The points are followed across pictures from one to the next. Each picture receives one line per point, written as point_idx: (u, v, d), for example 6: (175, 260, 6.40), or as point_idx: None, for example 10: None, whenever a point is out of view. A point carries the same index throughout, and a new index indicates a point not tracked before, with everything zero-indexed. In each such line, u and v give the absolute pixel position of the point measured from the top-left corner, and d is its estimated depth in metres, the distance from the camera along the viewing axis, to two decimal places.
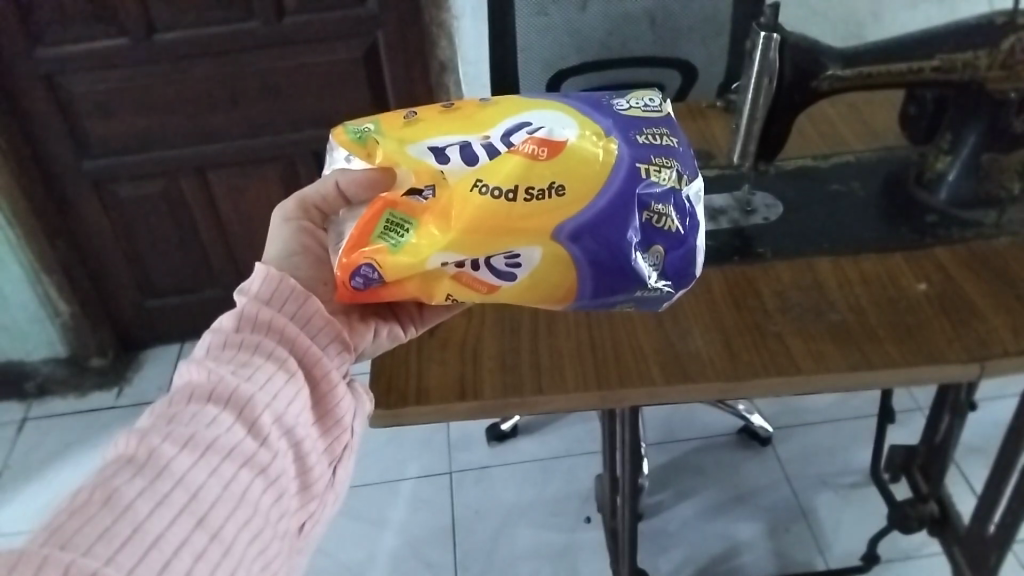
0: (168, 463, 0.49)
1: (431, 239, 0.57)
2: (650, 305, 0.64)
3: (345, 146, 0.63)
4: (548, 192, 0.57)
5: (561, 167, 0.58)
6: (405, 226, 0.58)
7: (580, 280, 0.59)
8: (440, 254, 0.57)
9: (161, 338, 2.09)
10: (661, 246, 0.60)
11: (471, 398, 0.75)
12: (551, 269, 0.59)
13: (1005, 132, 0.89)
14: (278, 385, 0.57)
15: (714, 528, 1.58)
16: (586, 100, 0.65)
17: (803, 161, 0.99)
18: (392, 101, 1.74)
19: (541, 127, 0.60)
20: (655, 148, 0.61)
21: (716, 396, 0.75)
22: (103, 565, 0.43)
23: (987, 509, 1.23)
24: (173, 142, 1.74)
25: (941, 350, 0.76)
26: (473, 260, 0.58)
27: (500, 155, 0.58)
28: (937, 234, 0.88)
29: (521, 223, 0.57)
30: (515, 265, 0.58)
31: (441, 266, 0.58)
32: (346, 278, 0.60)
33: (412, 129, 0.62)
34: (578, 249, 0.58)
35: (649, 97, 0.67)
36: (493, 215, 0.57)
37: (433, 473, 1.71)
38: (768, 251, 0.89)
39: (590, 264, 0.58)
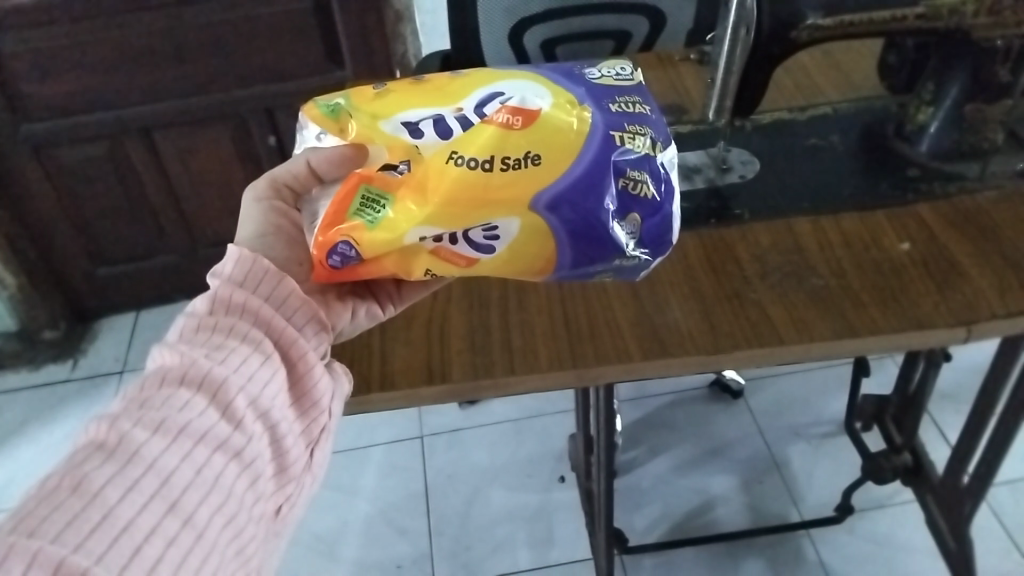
0: (140, 448, 0.45)
1: (408, 214, 0.52)
2: (628, 274, 0.60)
3: (317, 123, 0.58)
4: (524, 162, 0.53)
5: (537, 137, 0.53)
6: (381, 202, 0.53)
7: (560, 250, 0.55)
8: (419, 230, 0.52)
9: (116, 307, 2.02)
10: (637, 214, 0.56)
11: (440, 381, 0.70)
12: (529, 242, 0.54)
13: (990, 82, 0.85)
14: (253, 367, 0.52)
15: (687, 483, 1.57)
16: (557, 69, 0.60)
17: (779, 113, 0.95)
18: (347, 54, 1.66)
19: (513, 97, 0.55)
20: (629, 115, 0.57)
21: (696, 369, 0.72)
22: (71, 553, 0.39)
23: (961, 461, 1.23)
24: (115, 103, 1.65)
25: (926, 314, 0.73)
26: (451, 234, 0.53)
27: (474, 126, 0.53)
28: (919, 188, 0.85)
29: (498, 195, 0.52)
30: (493, 238, 0.54)
31: (419, 241, 0.53)
32: (322, 255, 0.55)
33: (386, 105, 0.57)
34: (556, 219, 0.53)
35: (621, 66, 0.62)
36: (470, 187, 0.52)
37: (404, 437, 1.68)
38: (746, 212, 0.85)
39: (569, 233, 0.54)
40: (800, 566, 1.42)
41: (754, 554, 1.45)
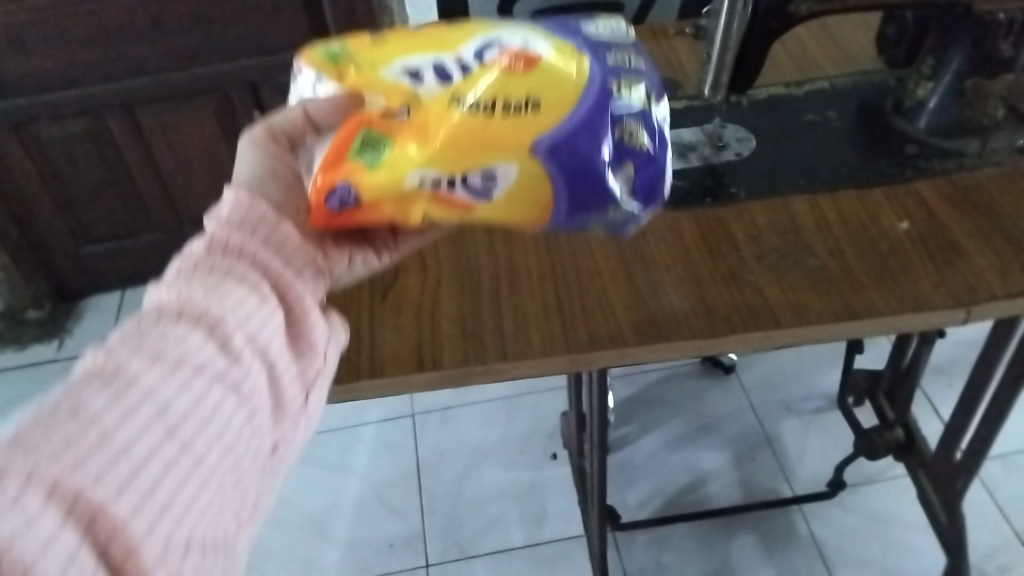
0: (138, 374, 0.42)
1: (407, 156, 0.51)
2: (619, 229, 0.58)
3: (314, 69, 0.58)
4: (524, 107, 0.51)
5: (538, 82, 0.52)
6: (380, 144, 0.52)
7: (556, 197, 0.52)
8: (419, 171, 0.50)
9: (101, 285, 1.99)
10: (631, 166, 0.54)
11: (431, 368, 0.69)
12: (527, 188, 0.51)
13: (992, 55, 0.84)
14: (256, 301, 0.48)
15: (680, 459, 1.57)
16: (554, 24, 0.60)
17: (775, 87, 0.92)
18: (332, 27, 1.63)
19: (513, 45, 0.54)
20: (626, 68, 0.56)
21: (692, 353, 0.71)
22: (66, 475, 0.37)
23: (954, 436, 1.23)
24: (95, 78, 1.61)
25: (925, 295, 0.72)
26: (450, 178, 0.51)
27: (475, 72, 0.53)
28: (918, 165, 0.84)
29: (499, 138, 0.50)
30: (491, 182, 0.51)
31: (418, 186, 0.51)
32: (321, 200, 0.53)
33: (387, 55, 0.57)
34: (555, 166, 0.51)
35: (616, 23, 0.61)
36: (470, 130, 0.50)
37: (395, 416, 1.66)
38: (742, 191, 0.83)
39: (568, 179, 0.51)
40: (792, 541, 1.43)
41: (747, 530, 1.45)
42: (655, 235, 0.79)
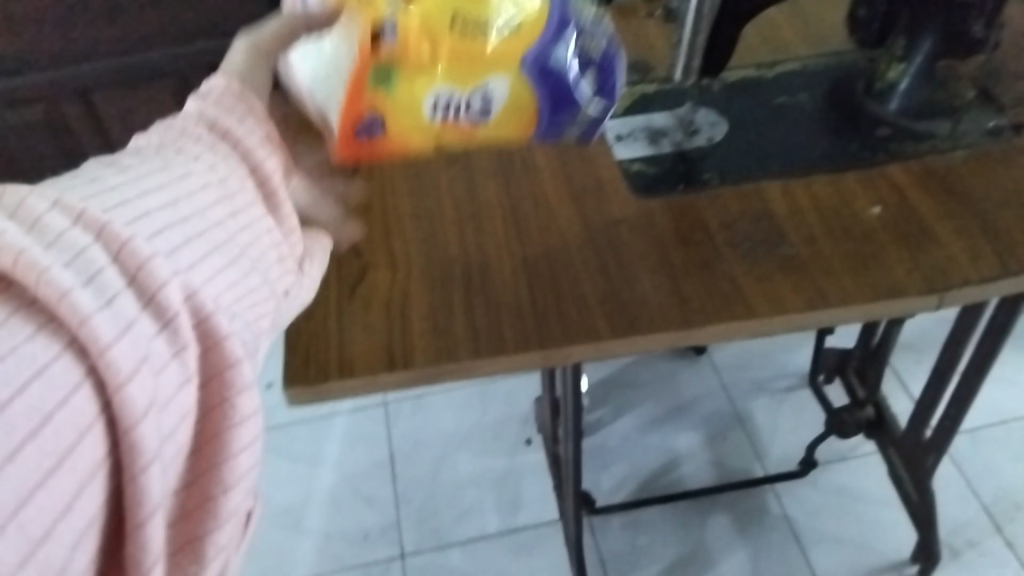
0: (106, 224, 0.40)
1: (421, 86, 0.67)
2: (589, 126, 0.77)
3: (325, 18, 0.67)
4: (505, 32, 0.65)
5: (510, 4, 0.65)
6: (392, 73, 0.66)
7: (539, 115, 0.71)
8: (434, 96, 0.68)
9: None
10: (591, 75, 0.72)
11: (401, 367, 0.67)
12: (516, 107, 0.70)
13: (964, 36, 0.83)
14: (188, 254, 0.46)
15: (653, 441, 1.57)
16: None
17: (747, 70, 0.91)
18: None
19: None
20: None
21: (667, 344, 0.70)
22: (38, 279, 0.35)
23: (924, 415, 1.24)
24: (47, 63, 1.56)
25: (899, 282, 0.71)
26: (458, 102, 0.69)
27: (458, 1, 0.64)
28: (890, 149, 0.83)
29: (492, 64, 0.66)
30: (487, 105, 0.69)
31: (432, 107, 0.69)
32: (350, 127, 0.69)
33: (411, 69, 0.66)
34: (537, 85, 0.69)
35: None
36: (468, 63, 0.66)
37: (367, 404, 1.64)
38: (715, 177, 0.82)
39: (547, 101, 0.70)
40: (766, 520, 1.44)
41: (721, 511, 1.46)
42: (628, 224, 0.78)
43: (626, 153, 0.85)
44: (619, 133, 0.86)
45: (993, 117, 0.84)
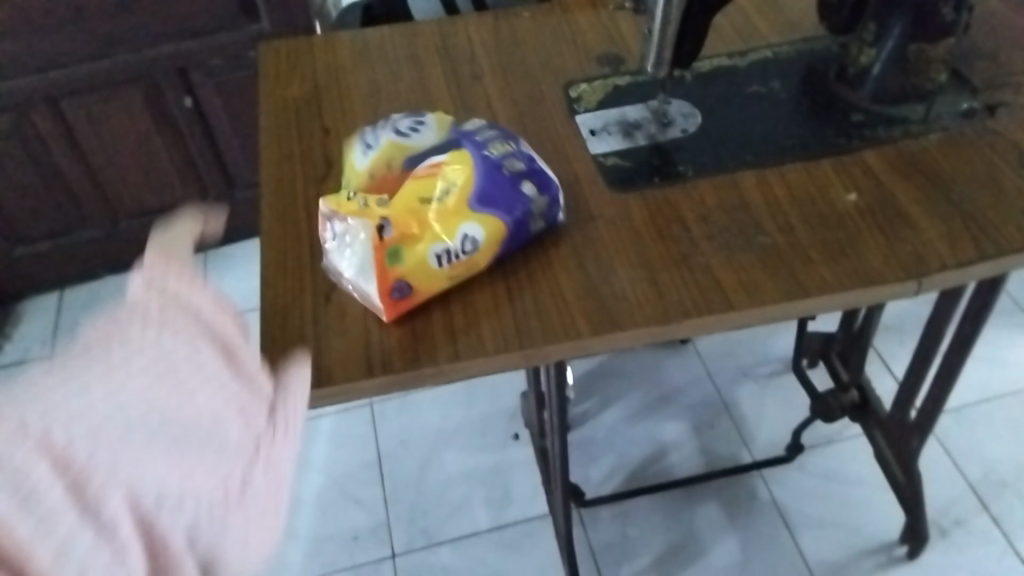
0: (77, 465, 0.42)
1: (417, 247, 0.68)
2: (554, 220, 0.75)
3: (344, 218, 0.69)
4: (449, 189, 0.69)
5: (451, 172, 0.70)
6: (395, 252, 0.68)
7: (508, 240, 0.72)
8: (433, 248, 0.68)
9: (38, 287, 1.89)
10: (533, 187, 0.73)
11: (379, 373, 0.66)
12: (492, 237, 0.70)
13: (934, 21, 0.80)
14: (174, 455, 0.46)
15: (640, 431, 1.57)
16: (445, 141, 0.75)
17: (718, 59, 0.92)
18: (261, 7, 1.57)
19: (428, 163, 0.72)
20: (493, 138, 0.74)
21: (646, 340, 0.69)
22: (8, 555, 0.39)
23: (907, 397, 1.24)
24: (12, 72, 1.53)
25: (876, 269, 0.71)
26: (453, 249, 0.69)
27: (412, 187, 0.69)
28: (864, 134, 0.83)
29: (455, 213, 0.68)
30: (469, 243, 0.69)
31: (437, 260, 0.68)
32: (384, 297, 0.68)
33: (409, 241, 0.68)
34: (499, 214, 0.70)
35: (469, 123, 0.79)
36: (438, 218, 0.68)
37: (352, 406, 1.63)
38: (690, 169, 0.81)
39: (512, 224, 0.71)
40: (755, 507, 1.44)
41: (710, 499, 1.46)
42: (604, 220, 0.77)
43: (601, 146, 0.84)
44: (593, 127, 0.86)
45: (966, 99, 0.85)
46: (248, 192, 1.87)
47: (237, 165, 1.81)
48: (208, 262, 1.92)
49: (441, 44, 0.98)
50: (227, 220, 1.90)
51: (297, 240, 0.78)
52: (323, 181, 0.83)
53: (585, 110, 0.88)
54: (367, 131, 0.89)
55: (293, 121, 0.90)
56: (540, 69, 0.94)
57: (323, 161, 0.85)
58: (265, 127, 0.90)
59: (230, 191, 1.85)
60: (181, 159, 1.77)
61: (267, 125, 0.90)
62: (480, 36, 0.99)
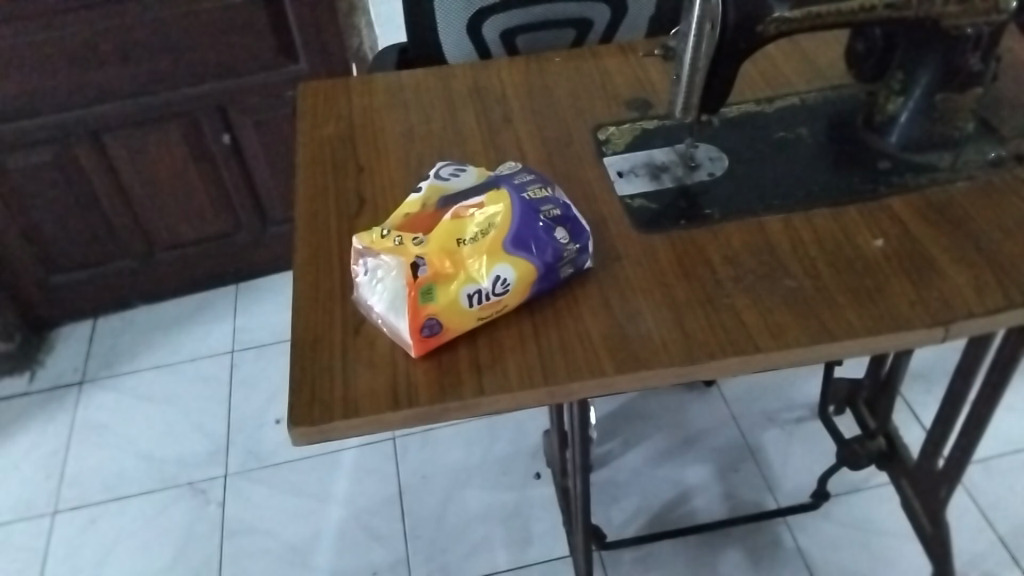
0: None
1: (451, 286, 0.69)
2: (585, 267, 0.77)
3: (380, 254, 0.71)
4: (486, 229, 0.71)
5: (488, 214, 0.71)
6: (428, 288, 0.69)
7: (540, 282, 0.73)
8: (466, 288, 0.69)
9: (72, 315, 1.93)
10: (567, 232, 0.74)
11: (406, 406, 0.67)
12: (523, 279, 0.71)
13: (961, 69, 0.82)
14: None
15: (663, 474, 1.56)
16: (482, 184, 0.77)
17: (746, 105, 0.94)
18: (300, 48, 1.62)
19: (465, 203, 0.73)
20: (531, 183, 0.76)
21: (670, 381, 0.70)
22: None
23: (936, 445, 1.23)
24: (58, 105, 1.58)
25: (902, 314, 0.71)
26: (485, 289, 0.70)
27: (450, 225, 0.71)
28: (891, 181, 0.83)
29: (490, 253, 0.70)
30: (502, 285, 0.70)
31: (469, 299, 0.69)
32: (415, 333, 0.69)
33: (443, 278, 0.69)
34: (532, 256, 0.71)
35: (507, 167, 0.81)
36: (473, 258, 0.70)
37: (375, 440, 1.64)
38: (716, 212, 0.82)
39: (544, 267, 0.72)
40: (779, 554, 1.42)
41: (733, 544, 1.44)
42: (630, 260, 0.78)
43: (628, 188, 0.86)
44: (621, 169, 0.88)
45: (993, 148, 0.85)
46: (279, 227, 1.90)
47: (270, 199, 1.85)
48: (238, 294, 1.95)
49: (474, 87, 1.01)
50: (258, 254, 1.94)
51: (329, 273, 0.79)
52: (356, 217, 0.85)
53: (613, 153, 0.90)
54: (400, 169, 0.91)
55: (328, 159, 0.93)
56: (570, 112, 0.96)
57: (356, 198, 0.87)
58: (301, 164, 0.92)
59: (263, 225, 1.89)
60: (216, 193, 1.81)
61: (302, 162, 0.92)
62: (513, 80, 1.01)
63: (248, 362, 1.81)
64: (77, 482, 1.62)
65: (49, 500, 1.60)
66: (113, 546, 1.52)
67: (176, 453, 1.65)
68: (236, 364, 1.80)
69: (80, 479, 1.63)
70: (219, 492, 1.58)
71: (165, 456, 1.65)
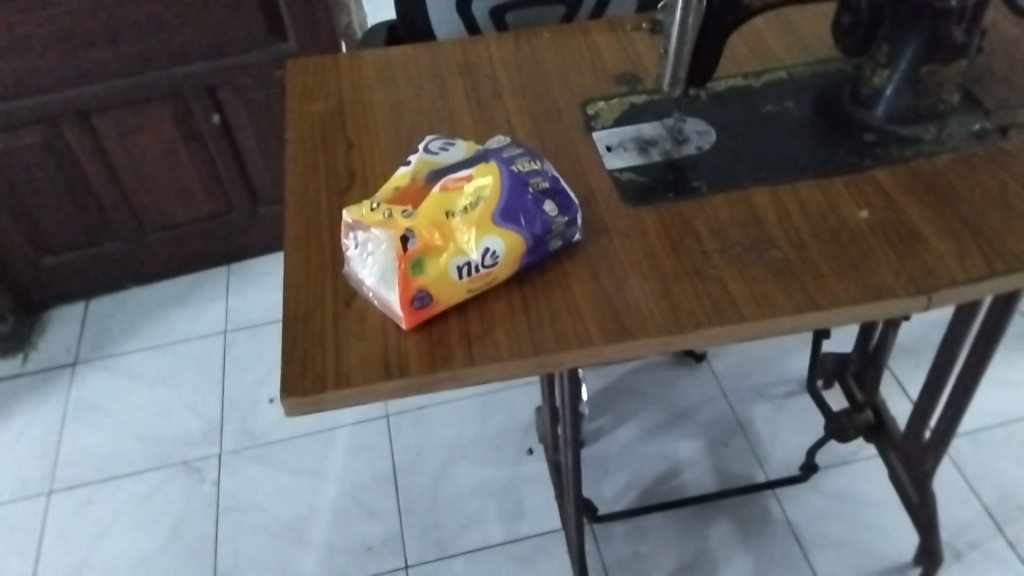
0: None
1: (441, 258, 0.70)
2: (574, 239, 0.77)
3: (370, 228, 0.72)
4: (475, 202, 0.71)
5: (477, 186, 0.72)
6: (418, 261, 0.70)
7: (529, 255, 0.74)
8: (456, 260, 0.70)
9: (64, 297, 1.93)
10: (555, 205, 0.75)
11: (398, 376, 0.68)
12: (513, 251, 0.72)
13: (945, 43, 0.83)
14: None
15: (654, 449, 1.58)
16: (472, 157, 0.78)
17: (734, 79, 0.94)
18: (288, 26, 1.61)
19: (455, 175, 0.74)
20: (520, 156, 0.77)
21: (658, 351, 0.71)
22: None
23: (922, 417, 1.24)
24: (47, 86, 1.58)
25: (886, 283, 0.72)
26: (475, 261, 0.71)
27: (439, 198, 0.72)
28: (876, 153, 0.84)
29: (478, 225, 0.71)
30: (491, 257, 0.71)
31: (459, 271, 0.70)
32: (406, 305, 0.70)
33: (433, 250, 0.70)
34: (521, 228, 0.72)
35: (497, 140, 0.81)
36: (461, 230, 0.70)
37: (369, 418, 1.65)
38: (703, 184, 0.83)
39: (533, 239, 0.73)
40: (768, 526, 1.44)
41: (723, 517, 1.46)
42: (619, 233, 0.79)
43: (616, 162, 0.86)
44: (609, 143, 0.88)
45: (978, 120, 0.86)
46: (270, 207, 1.90)
47: (260, 179, 1.85)
48: (230, 275, 1.96)
49: (463, 63, 1.01)
50: (249, 234, 1.94)
51: (320, 247, 0.80)
52: (346, 192, 0.86)
53: (601, 127, 0.90)
54: (389, 144, 0.91)
55: (318, 134, 0.93)
56: (560, 87, 0.96)
57: (346, 173, 0.88)
58: (291, 139, 0.93)
59: (254, 205, 1.89)
60: (207, 173, 1.80)
61: (292, 138, 0.93)
62: (502, 55, 1.01)
63: (240, 342, 1.81)
64: (72, 463, 1.63)
65: (44, 480, 1.61)
66: (109, 524, 1.53)
67: (170, 432, 1.66)
68: (229, 344, 1.81)
69: (75, 459, 1.63)
70: (214, 470, 1.59)
71: (160, 436, 1.66)
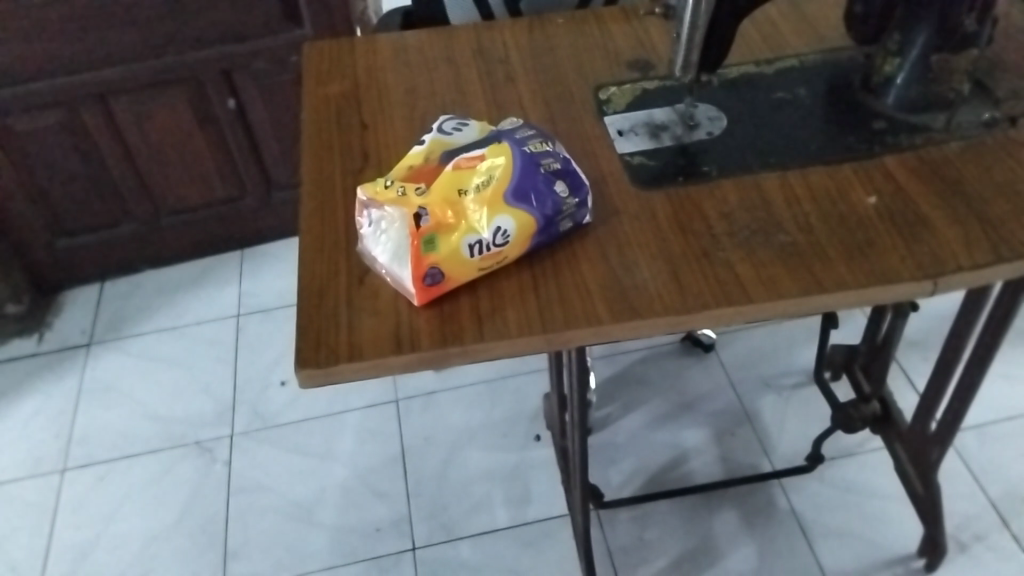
0: None
1: (453, 236, 0.71)
2: (585, 220, 0.78)
3: (384, 207, 0.74)
4: (486, 181, 0.73)
5: (489, 165, 0.74)
6: (431, 238, 0.71)
7: (540, 235, 0.75)
8: (467, 238, 0.71)
9: (79, 278, 1.95)
10: (566, 185, 0.76)
11: (409, 350, 0.69)
12: (524, 230, 0.73)
13: (955, 31, 0.84)
14: None
15: (661, 437, 1.59)
16: (485, 138, 0.79)
17: (746, 66, 0.95)
18: (304, 12, 1.62)
19: (468, 155, 0.76)
20: (532, 137, 0.78)
21: (665, 331, 0.72)
22: None
23: (928, 408, 1.25)
24: (66, 68, 1.60)
25: (892, 268, 0.73)
26: (486, 239, 0.72)
27: (451, 176, 0.73)
28: (885, 140, 0.85)
29: (489, 204, 0.72)
30: (502, 235, 0.72)
31: (471, 249, 0.71)
32: (418, 282, 0.71)
33: (445, 228, 0.71)
34: (532, 208, 0.73)
35: (509, 122, 0.82)
36: (473, 208, 0.72)
37: (379, 402, 1.66)
38: (713, 169, 0.84)
39: (543, 218, 0.74)
40: (773, 515, 1.45)
41: (728, 505, 1.47)
42: (629, 215, 0.80)
43: (627, 147, 0.87)
44: (621, 128, 0.89)
45: (988, 109, 0.86)
46: (284, 192, 1.92)
47: (275, 165, 1.87)
48: (243, 260, 1.97)
49: (477, 48, 1.02)
50: (262, 219, 1.95)
51: (334, 226, 0.81)
52: (361, 172, 0.87)
53: (613, 112, 0.91)
54: (404, 127, 0.92)
55: (334, 116, 0.94)
56: (572, 72, 0.97)
57: (360, 154, 0.89)
58: (307, 121, 0.94)
59: (267, 190, 1.91)
60: (222, 158, 1.82)
61: (308, 119, 0.94)
62: (515, 40, 1.02)
63: (252, 326, 1.83)
64: (85, 442, 1.65)
65: (58, 458, 1.63)
66: (121, 502, 1.55)
67: (182, 414, 1.68)
68: (241, 328, 1.83)
69: (89, 438, 1.66)
70: (225, 451, 1.61)
71: (172, 417, 1.68)
